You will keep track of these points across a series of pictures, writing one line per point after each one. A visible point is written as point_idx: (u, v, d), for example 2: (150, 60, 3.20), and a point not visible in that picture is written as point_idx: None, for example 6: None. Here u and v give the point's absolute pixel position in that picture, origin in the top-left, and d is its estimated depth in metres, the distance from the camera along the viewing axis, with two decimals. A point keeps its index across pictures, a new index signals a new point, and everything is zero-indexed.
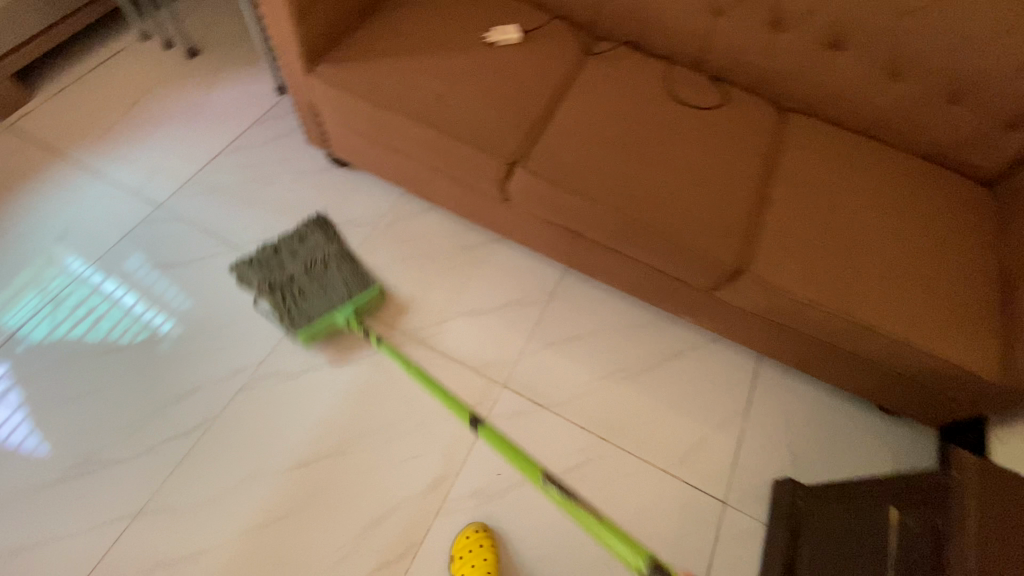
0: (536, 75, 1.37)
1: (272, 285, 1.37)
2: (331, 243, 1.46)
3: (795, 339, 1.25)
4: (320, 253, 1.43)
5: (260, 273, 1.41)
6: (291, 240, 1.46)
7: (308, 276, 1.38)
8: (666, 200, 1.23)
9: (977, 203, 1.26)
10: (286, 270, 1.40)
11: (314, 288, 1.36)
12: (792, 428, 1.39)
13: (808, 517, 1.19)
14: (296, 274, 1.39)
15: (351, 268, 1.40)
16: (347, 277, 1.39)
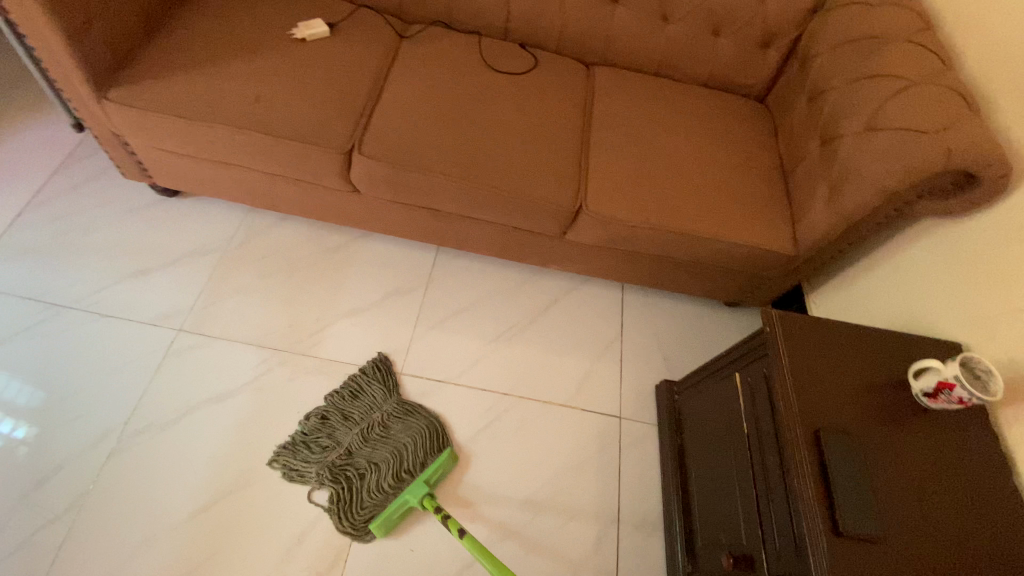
0: (351, 61, 1.30)
1: (336, 471, 1.22)
2: (388, 399, 1.34)
3: (642, 260, 1.42)
4: (371, 416, 1.30)
5: (304, 456, 1.23)
6: (347, 402, 1.31)
7: (366, 441, 1.27)
8: (499, 155, 1.25)
9: (753, 113, 1.50)
10: (348, 437, 1.26)
11: (378, 468, 1.23)
12: (661, 339, 1.55)
13: (687, 411, 1.30)
14: (357, 444, 1.26)
15: (400, 429, 1.30)
16: (399, 433, 1.29)
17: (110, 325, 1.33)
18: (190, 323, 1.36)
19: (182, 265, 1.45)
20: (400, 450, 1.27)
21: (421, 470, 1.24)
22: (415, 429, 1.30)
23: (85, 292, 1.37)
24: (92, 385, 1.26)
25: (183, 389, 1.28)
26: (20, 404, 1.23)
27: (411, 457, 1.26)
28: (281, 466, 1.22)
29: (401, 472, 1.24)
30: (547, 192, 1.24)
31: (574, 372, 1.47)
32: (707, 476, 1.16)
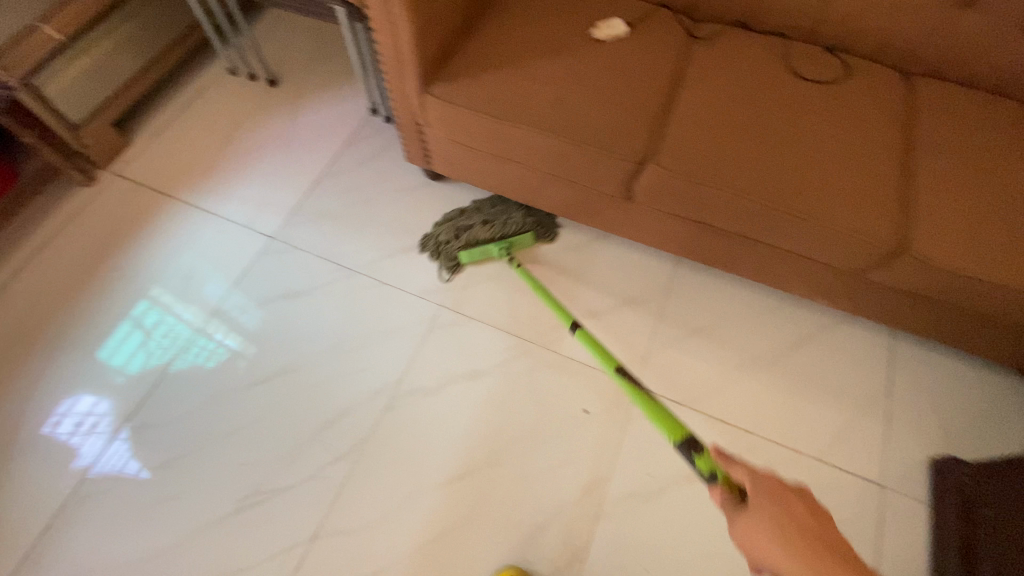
0: (646, 63, 1.27)
1: (459, 231, 1.51)
2: (517, 212, 1.53)
3: (945, 314, 1.21)
4: (496, 211, 1.54)
5: (446, 225, 1.53)
6: (487, 201, 1.58)
7: (488, 223, 1.51)
8: (805, 176, 1.14)
9: None
10: (476, 216, 1.53)
11: (482, 230, 1.49)
12: (939, 406, 1.33)
13: (989, 502, 1.11)
14: (480, 221, 1.51)
15: (513, 223, 1.50)
16: (509, 221, 1.50)
17: (384, 292, 1.50)
18: (449, 302, 1.49)
19: None
20: (509, 233, 1.49)
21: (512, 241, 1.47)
22: (527, 222, 1.51)
23: (366, 260, 1.55)
24: (370, 344, 1.44)
25: (442, 362, 1.41)
26: (312, 350, 1.44)
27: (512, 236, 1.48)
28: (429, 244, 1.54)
29: (500, 240, 1.48)
30: (861, 226, 1.10)
31: (828, 422, 1.32)
32: None
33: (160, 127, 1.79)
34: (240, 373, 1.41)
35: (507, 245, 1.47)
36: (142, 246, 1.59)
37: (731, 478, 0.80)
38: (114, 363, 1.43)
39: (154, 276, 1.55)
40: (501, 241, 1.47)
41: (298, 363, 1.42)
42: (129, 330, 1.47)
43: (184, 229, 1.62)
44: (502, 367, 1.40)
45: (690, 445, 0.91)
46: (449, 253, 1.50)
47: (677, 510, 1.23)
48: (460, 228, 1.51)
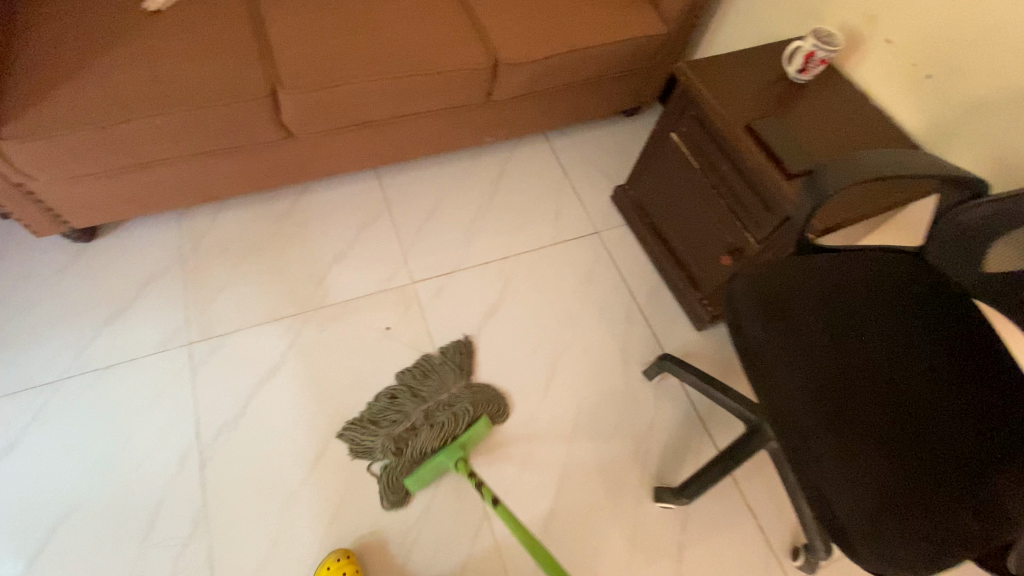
0: (220, 10, 1.28)
1: (402, 442, 1.26)
2: (455, 381, 1.36)
3: (556, 96, 1.60)
4: (441, 400, 1.33)
5: (383, 442, 1.26)
6: (419, 377, 1.35)
7: (430, 419, 1.29)
8: (405, 40, 1.32)
9: None
10: (407, 406, 1.31)
11: (426, 436, 1.26)
12: (597, 162, 1.79)
13: (643, 192, 1.55)
14: (422, 421, 1.29)
15: (462, 413, 1.29)
16: (453, 408, 1.31)
17: (117, 374, 1.29)
18: (198, 334, 1.36)
19: (151, 289, 1.40)
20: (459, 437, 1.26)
21: (462, 443, 1.24)
22: (476, 407, 1.31)
23: (70, 361, 1.30)
24: (138, 426, 1.25)
25: (230, 386, 1.31)
26: (71, 484, 1.18)
27: (461, 440, 1.24)
28: (350, 438, 1.27)
29: (446, 443, 1.26)
30: (464, 57, 1.35)
31: (547, 215, 1.67)
32: (680, 222, 1.44)
33: None
34: None
35: (456, 448, 1.23)
36: None
37: None
38: None
39: None
40: (452, 447, 1.23)
41: (63, 504, 1.16)
42: None
43: None
44: (292, 349, 1.38)
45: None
46: (392, 478, 1.23)
47: (495, 340, 1.45)
48: (405, 436, 1.27)
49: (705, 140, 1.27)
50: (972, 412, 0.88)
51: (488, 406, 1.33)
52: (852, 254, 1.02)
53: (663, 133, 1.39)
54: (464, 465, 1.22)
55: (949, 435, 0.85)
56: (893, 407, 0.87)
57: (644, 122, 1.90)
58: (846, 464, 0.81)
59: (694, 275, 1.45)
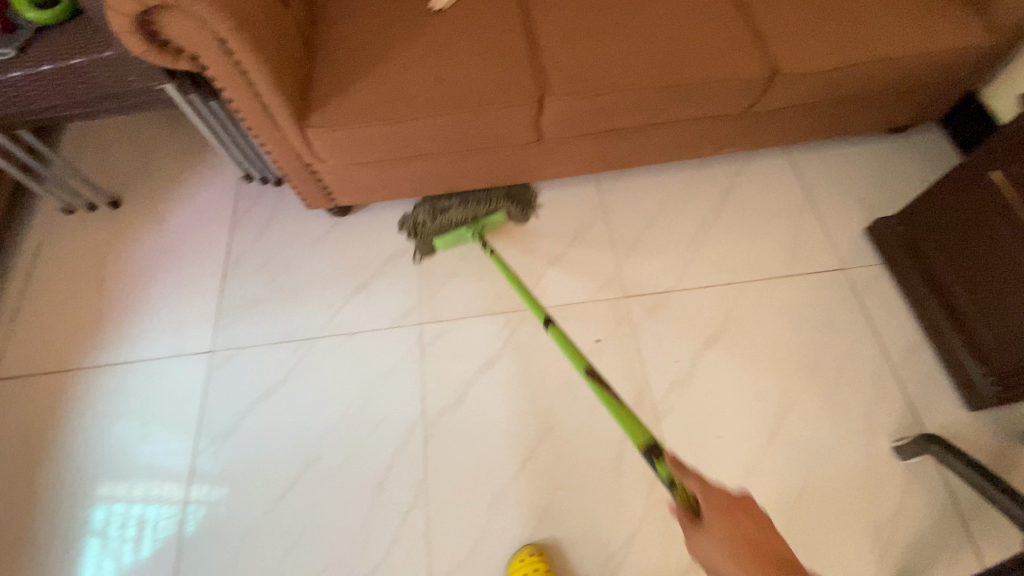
0: (495, 11, 1.30)
1: (439, 211, 1.48)
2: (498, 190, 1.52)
3: (822, 110, 1.40)
4: (480, 193, 1.50)
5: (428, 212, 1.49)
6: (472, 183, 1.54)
7: (464, 202, 1.49)
8: (677, 46, 1.23)
9: None
10: (455, 198, 1.50)
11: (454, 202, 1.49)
12: (848, 187, 1.56)
13: (921, 234, 1.32)
14: (457, 202, 1.49)
15: (489, 201, 1.49)
16: (488, 204, 1.49)
17: (360, 341, 1.44)
18: (426, 316, 1.46)
19: (391, 268, 1.53)
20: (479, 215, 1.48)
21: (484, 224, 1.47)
22: (502, 200, 1.49)
23: (324, 323, 1.47)
24: (374, 393, 1.38)
25: (451, 372, 1.39)
26: (321, 432, 1.35)
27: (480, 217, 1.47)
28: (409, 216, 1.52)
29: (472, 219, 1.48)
30: (741, 67, 1.22)
31: (782, 242, 1.50)
32: (976, 278, 1.20)
33: (15, 305, 1.52)
34: (259, 502, 1.29)
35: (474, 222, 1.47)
36: (74, 434, 1.38)
37: (688, 501, 0.75)
38: (119, 559, 1.26)
39: (108, 455, 1.36)
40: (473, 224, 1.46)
41: (314, 451, 1.33)
42: (113, 520, 1.29)
43: (110, 392, 1.42)
44: (508, 346, 1.42)
45: (648, 451, 0.83)
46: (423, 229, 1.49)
47: (713, 374, 1.35)
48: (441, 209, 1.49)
49: None
50: None
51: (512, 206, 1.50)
52: None
53: (980, 169, 1.15)
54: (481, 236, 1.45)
55: None
56: None
57: (913, 144, 1.60)
58: None
59: (980, 344, 1.21)
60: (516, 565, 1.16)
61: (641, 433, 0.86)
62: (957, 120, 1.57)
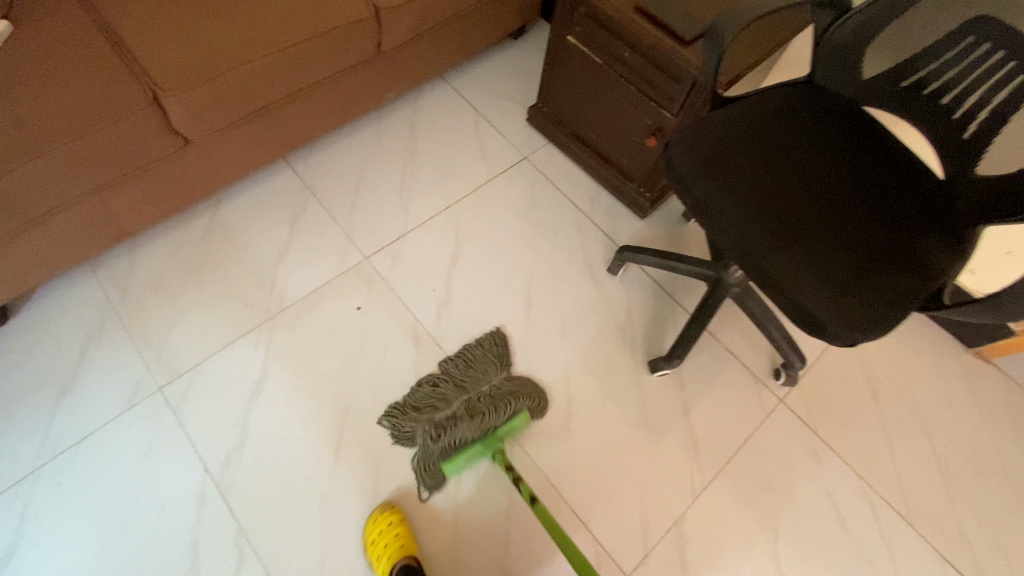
0: (58, 30, 1.14)
1: (442, 428, 1.27)
2: (499, 376, 1.35)
3: (444, 33, 1.57)
4: (488, 394, 1.32)
5: (427, 447, 1.26)
6: (464, 371, 1.34)
7: (472, 410, 1.30)
8: (277, 8, 1.24)
9: None
10: (455, 400, 1.32)
11: (467, 425, 1.27)
12: (503, 91, 1.80)
13: (558, 105, 1.61)
14: (463, 412, 1.30)
15: (502, 403, 1.29)
16: (494, 403, 1.30)
17: (95, 443, 1.21)
18: (166, 377, 1.29)
19: (97, 350, 1.30)
20: (501, 436, 1.25)
21: (500, 435, 1.26)
22: (515, 400, 1.30)
23: (36, 448, 1.19)
24: (140, 483, 1.19)
25: (222, 413, 1.27)
26: (92, 562, 1.12)
27: (496, 428, 1.26)
28: (394, 428, 1.28)
29: (486, 435, 1.27)
30: (346, 13, 1.29)
31: (472, 155, 1.68)
32: (599, 121, 1.51)
33: None
34: None
35: (484, 441, 1.24)
36: None
37: None
38: None
39: None
40: (489, 439, 1.25)
41: None
42: None
43: None
44: (271, 359, 1.34)
45: None
46: (430, 459, 1.25)
47: (466, 285, 1.48)
48: (450, 431, 1.27)
49: (600, 35, 1.32)
50: (882, 195, 1.02)
51: (528, 398, 1.31)
52: (759, 95, 1.11)
53: (560, 37, 1.42)
54: (501, 453, 1.23)
55: (867, 218, 0.99)
56: (825, 209, 0.99)
57: (534, 42, 1.90)
58: (803, 265, 0.93)
59: (625, 168, 1.55)
60: (370, 525, 1.16)
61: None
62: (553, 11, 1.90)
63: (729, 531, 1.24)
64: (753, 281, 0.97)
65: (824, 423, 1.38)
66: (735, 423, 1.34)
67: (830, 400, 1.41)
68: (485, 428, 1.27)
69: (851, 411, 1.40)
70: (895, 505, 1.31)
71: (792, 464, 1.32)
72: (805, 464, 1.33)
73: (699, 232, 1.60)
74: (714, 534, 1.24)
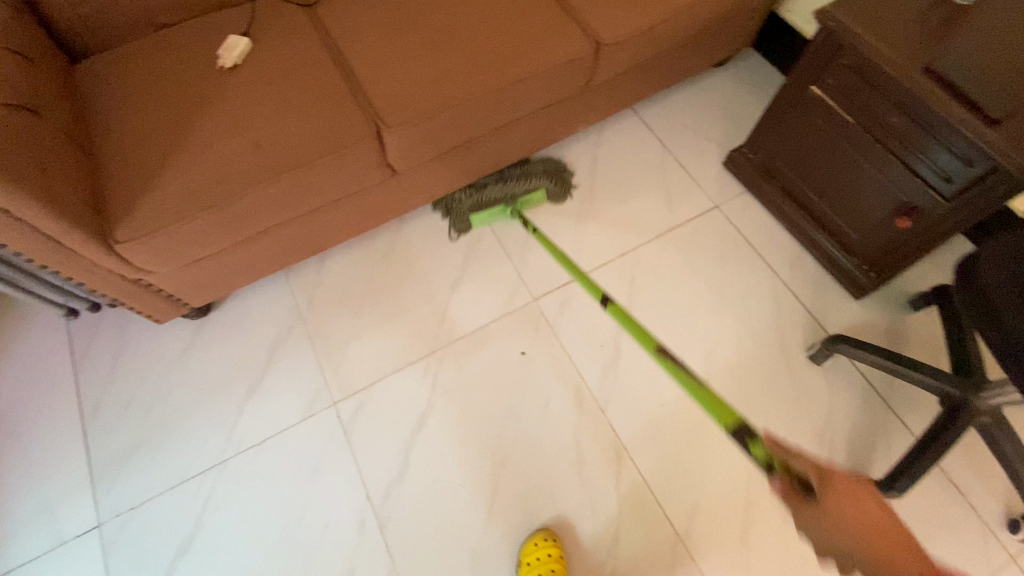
0: (296, 56, 1.17)
1: (478, 185, 1.46)
2: (536, 174, 1.48)
3: (652, 66, 1.43)
4: (516, 170, 1.49)
5: (460, 198, 1.46)
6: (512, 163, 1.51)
7: (502, 178, 1.48)
8: (496, 42, 1.19)
9: None
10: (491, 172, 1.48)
11: (509, 186, 1.46)
12: (697, 128, 1.62)
13: (771, 154, 1.41)
14: (490, 177, 1.48)
15: (527, 175, 1.48)
16: (525, 177, 1.48)
17: (274, 446, 1.28)
18: (339, 393, 1.33)
19: (281, 354, 1.37)
20: (519, 194, 1.47)
21: (521, 201, 1.48)
22: (542, 177, 1.48)
23: (226, 442, 1.28)
24: (308, 495, 1.24)
25: (385, 439, 1.28)
26: (262, 562, 1.18)
27: (517, 195, 1.47)
28: (444, 203, 1.51)
29: (511, 200, 1.47)
30: (565, 47, 1.20)
31: (656, 199, 1.54)
32: (826, 182, 1.29)
33: None
34: None
35: (504, 201, 1.47)
36: None
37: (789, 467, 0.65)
38: None
39: None
40: (513, 203, 1.47)
41: None
42: None
43: None
44: (434, 393, 1.32)
45: (739, 433, 0.73)
46: (458, 207, 1.46)
47: (638, 346, 1.36)
48: (484, 196, 1.46)
49: (861, 90, 1.11)
50: None
51: (549, 181, 1.49)
52: None
53: (801, 86, 1.22)
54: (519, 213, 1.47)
55: None
56: None
57: (739, 73, 1.69)
58: None
59: (847, 240, 1.33)
60: (529, 548, 1.14)
61: (729, 412, 0.76)
62: (768, 39, 1.67)
63: None
64: None
65: None
66: None
67: None
68: (506, 194, 1.46)
69: None
70: None
71: None
72: None
73: (924, 327, 1.34)
74: None
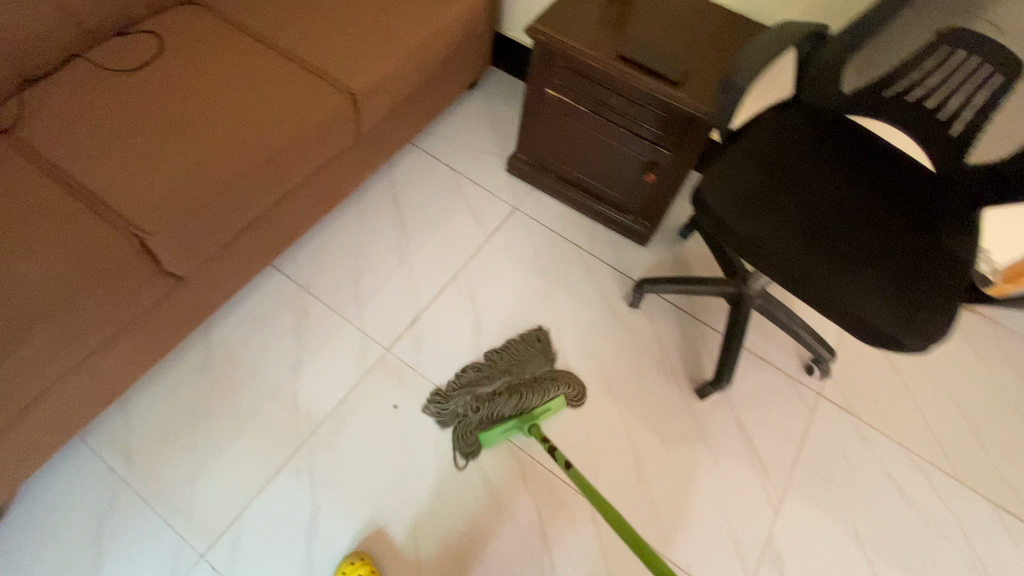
0: (9, 190, 0.99)
1: (477, 399, 1.33)
2: (555, 371, 1.38)
3: (413, 102, 1.52)
4: (526, 376, 1.37)
5: (502, 409, 1.31)
6: (510, 358, 1.39)
7: (511, 386, 1.35)
8: (248, 119, 1.15)
9: None
10: (483, 385, 1.35)
11: (532, 394, 1.32)
12: (475, 145, 1.77)
13: (540, 151, 1.60)
14: (499, 385, 1.35)
15: (545, 386, 1.34)
16: (544, 385, 1.34)
17: None
18: (206, 539, 1.15)
19: (114, 532, 1.14)
20: (536, 407, 1.31)
21: (536, 415, 1.29)
22: (554, 387, 1.34)
23: None
24: None
25: (280, 562, 1.15)
26: None
27: (535, 408, 1.30)
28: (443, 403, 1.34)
29: (522, 413, 1.31)
30: (321, 108, 1.22)
31: (463, 218, 1.64)
32: (587, 163, 1.51)
33: None
34: None
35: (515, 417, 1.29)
36: None
37: None
38: None
39: None
40: (525, 419, 1.28)
41: None
42: None
43: None
44: (318, 487, 1.23)
45: None
46: (472, 428, 1.30)
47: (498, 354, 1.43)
48: (505, 404, 1.31)
49: (582, 84, 1.32)
50: (895, 200, 1.09)
51: (563, 385, 1.35)
52: (763, 124, 1.15)
53: (539, 90, 1.41)
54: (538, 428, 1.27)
55: (892, 226, 1.06)
56: (856, 224, 1.05)
57: (491, 89, 1.88)
58: (861, 284, 0.98)
59: (621, 201, 1.57)
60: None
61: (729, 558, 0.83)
62: (503, 55, 1.88)
63: (812, 536, 1.28)
64: (815, 306, 1.01)
65: (862, 406, 1.45)
66: (786, 429, 1.39)
67: (863, 384, 1.48)
68: (544, 403, 1.31)
69: (882, 386, 1.48)
70: (943, 466, 1.39)
71: (846, 454, 1.38)
72: (858, 450, 1.39)
73: (699, 247, 1.65)
74: (800, 542, 1.27)
